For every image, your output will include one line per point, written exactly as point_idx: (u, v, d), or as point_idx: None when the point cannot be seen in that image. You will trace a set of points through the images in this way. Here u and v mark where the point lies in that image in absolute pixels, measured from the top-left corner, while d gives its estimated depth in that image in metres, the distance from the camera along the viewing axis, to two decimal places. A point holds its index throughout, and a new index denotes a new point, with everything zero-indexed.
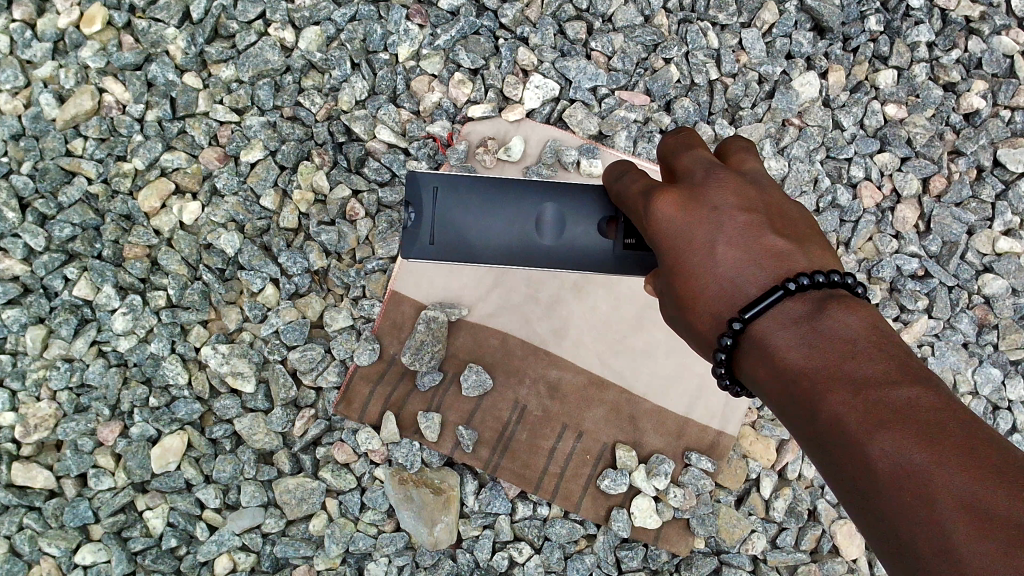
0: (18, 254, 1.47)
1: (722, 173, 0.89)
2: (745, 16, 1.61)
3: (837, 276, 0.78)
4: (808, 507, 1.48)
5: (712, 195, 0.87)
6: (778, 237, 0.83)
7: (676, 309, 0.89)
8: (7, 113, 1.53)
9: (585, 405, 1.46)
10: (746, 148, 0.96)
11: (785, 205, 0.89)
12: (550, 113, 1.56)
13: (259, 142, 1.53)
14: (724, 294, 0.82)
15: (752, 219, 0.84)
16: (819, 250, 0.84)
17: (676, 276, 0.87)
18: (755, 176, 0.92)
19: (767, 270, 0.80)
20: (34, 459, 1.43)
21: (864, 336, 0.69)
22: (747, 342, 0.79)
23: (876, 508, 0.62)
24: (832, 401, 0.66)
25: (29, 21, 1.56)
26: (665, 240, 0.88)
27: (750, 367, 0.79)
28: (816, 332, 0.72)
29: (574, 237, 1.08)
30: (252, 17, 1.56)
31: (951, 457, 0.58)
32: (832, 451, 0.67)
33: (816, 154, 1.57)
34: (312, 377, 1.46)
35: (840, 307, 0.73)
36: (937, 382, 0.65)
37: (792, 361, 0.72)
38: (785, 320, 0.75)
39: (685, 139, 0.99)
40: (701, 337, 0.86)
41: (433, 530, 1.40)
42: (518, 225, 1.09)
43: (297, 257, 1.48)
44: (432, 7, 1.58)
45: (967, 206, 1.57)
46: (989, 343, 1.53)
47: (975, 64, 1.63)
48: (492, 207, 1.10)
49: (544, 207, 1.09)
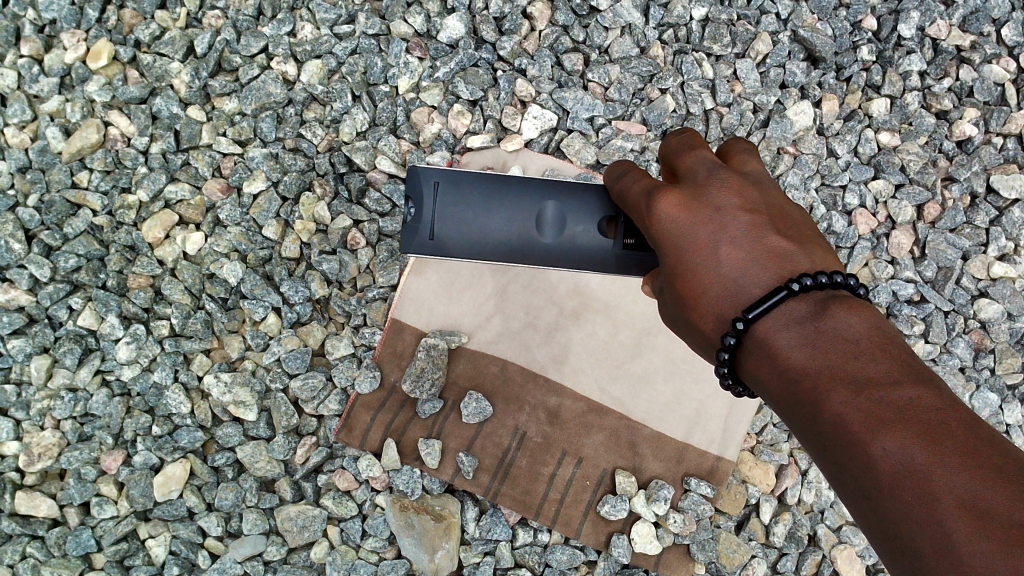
0: (24, 284, 1.50)
1: (725, 175, 0.91)
2: (739, 47, 1.64)
3: (839, 278, 0.80)
4: (808, 533, 1.48)
5: (714, 197, 0.89)
6: (780, 240, 0.85)
7: (677, 309, 0.91)
8: (14, 147, 1.56)
9: (585, 431, 1.47)
10: (748, 150, 0.99)
11: (785, 208, 0.91)
12: (547, 143, 1.58)
13: (262, 172, 1.55)
14: (727, 292, 0.84)
15: (754, 220, 0.87)
16: (819, 253, 0.86)
17: (678, 276, 0.89)
18: (757, 178, 0.94)
19: (771, 271, 0.82)
20: (37, 488, 1.44)
21: (867, 336, 0.71)
22: (749, 342, 0.81)
23: (880, 507, 0.64)
24: (835, 399, 0.68)
25: (37, 57, 1.60)
26: (666, 240, 0.91)
27: (753, 367, 0.81)
28: (820, 331, 0.74)
29: (574, 235, 1.14)
30: (255, 51, 1.59)
31: (952, 457, 0.60)
32: (834, 449, 0.69)
33: (811, 181, 1.58)
34: (313, 406, 1.47)
35: (843, 309, 0.75)
36: (938, 381, 0.67)
37: (795, 359, 0.74)
38: (788, 321, 0.77)
39: (686, 140, 1.00)
40: (702, 336, 0.88)
41: (434, 557, 1.41)
42: (517, 223, 1.15)
43: (298, 286, 1.50)
44: (432, 41, 1.62)
45: (962, 232, 1.59)
46: (985, 367, 1.55)
47: (967, 92, 1.64)
48: (493, 204, 1.16)
49: (545, 204, 1.16)
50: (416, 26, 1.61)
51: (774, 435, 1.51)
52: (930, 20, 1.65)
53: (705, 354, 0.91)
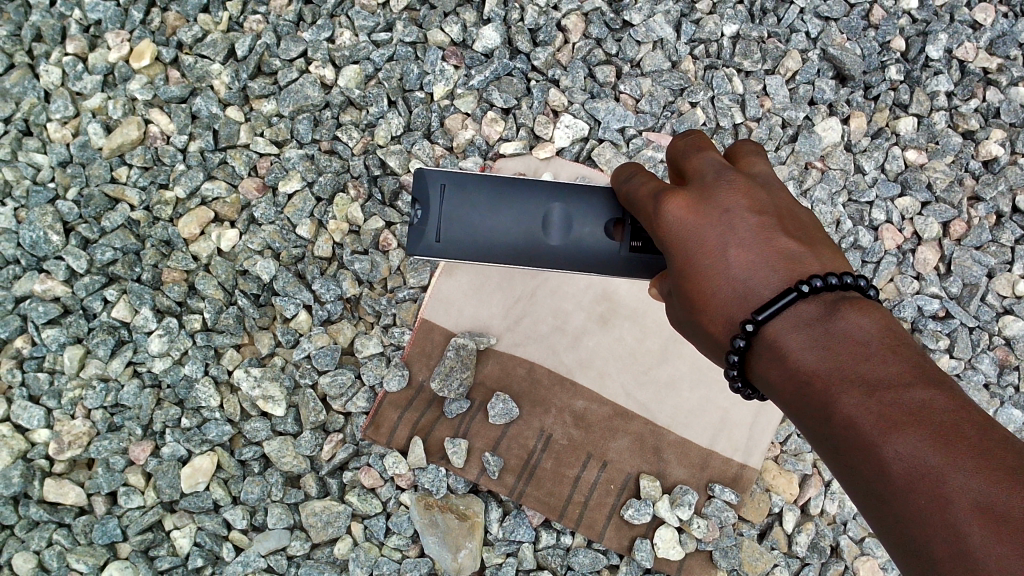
0: (60, 276, 1.51)
1: (733, 176, 0.88)
2: (769, 64, 1.67)
3: (850, 278, 0.77)
4: (831, 544, 1.49)
5: (721, 197, 0.86)
6: (790, 240, 0.82)
7: (685, 312, 0.88)
8: (57, 142, 1.59)
9: (610, 435, 1.48)
10: (754, 151, 0.96)
11: (794, 209, 0.88)
12: (578, 152, 1.60)
13: (297, 173, 1.57)
14: (736, 295, 0.80)
15: (764, 222, 0.83)
16: (829, 253, 0.83)
17: (685, 277, 0.86)
18: (765, 180, 0.91)
19: (780, 272, 0.79)
20: (66, 476, 1.45)
21: (877, 337, 0.69)
22: (759, 345, 0.78)
23: (892, 511, 0.62)
24: (845, 401, 0.66)
25: (81, 56, 1.64)
26: (673, 241, 0.88)
27: (762, 370, 0.78)
28: (829, 333, 0.71)
29: (581, 236, 1.13)
30: (294, 55, 1.63)
31: (966, 459, 0.58)
32: (845, 451, 0.66)
33: (838, 197, 1.60)
34: (341, 403, 1.49)
35: (853, 309, 0.72)
36: (951, 382, 0.64)
37: (804, 362, 0.72)
38: (798, 323, 0.74)
39: (693, 140, 0.97)
40: (711, 338, 0.85)
41: (457, 556, 1.41)
42: (524, 224, 1.14)
43: (330, 284, 1.52)
44: (468, 50, 1.65)
45: (987, 250, 1.60)
46: (1010, 384, 1.55)
47: (994, 113, 1.67)
48: (499, 206, 1.15)
49: (552, 207, 1.14)
50: (453, 35, 1.64)
51: (798, 445, 1.52)
52: (958, 42, 1.68)
53: (714, 358, 0.88)
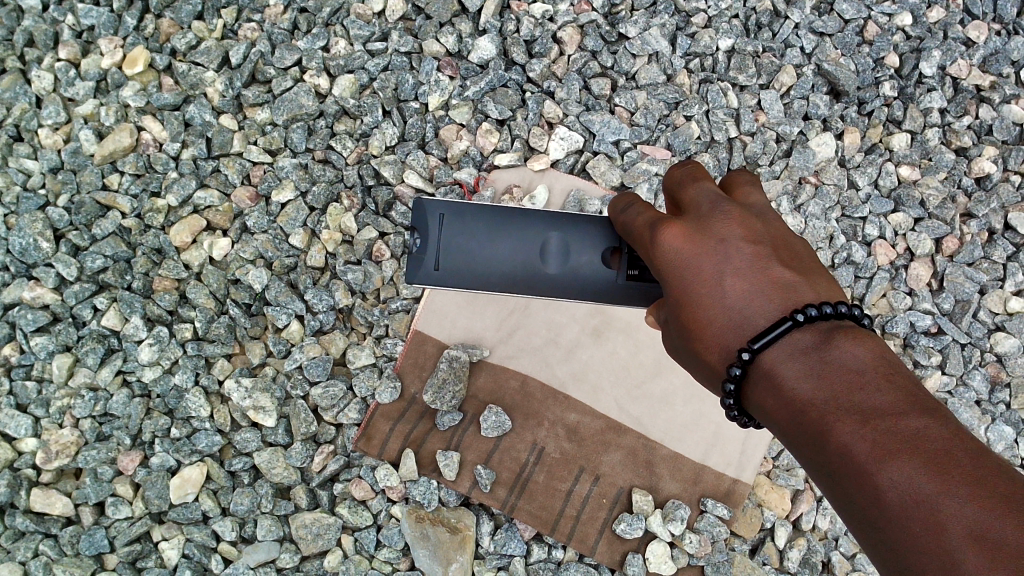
0: (50, 283, 1.50)
1: (728, 207, 0.87)
2: (763, 78, 1.68)
3: (844, 307, 0.76)
4: (822, 559, 1.49)
5: (717, 227, 0.85)
6: (785, 269, 0.82)
7: (682, 341, 0.88)
8: (48, 147, 1.58)
9: (603, 448, 1.47)
10: (749, 181, 0.95)
11: (789, 239, 0.88)
12: (573, 164, 1.61)
13: (291, 182, 1.57)
14: (732, 325, 0.80)
15: (759, 252, 0.83)
16: (825, 283, 0.82)
17: (682, 306, 0.85)
18: (761, 211, 0.91)
19: (776, 301, 0.78)
20: (53, 486, 1.43)
21: (871, 366, 0.68)
22: (755, 373, 0.77)
23: (887, 539, 0.62)
24: (840, 431, 0.66)
25: (74, 62, 1.63)
26: (669, 271, 0.87)
27: (759, 398, 0.78)
28: (824, 363, 0.71)
29: (578, 265, 1.12)
30: (289, 64, 1.62)
31: (959, 486, 0.58)
32: (840, 481, 0.66)
33: (831, 212, 1.61)
34: (333, 414, 1.47)
35: (847, 339, 0.72)
36: (946, 411, 0.64)
37: (801, 391, 0.71)
38: (793, 352, 0.74)
39: (689, 171, 0.96)
40: (707, 367, 0.85)
41: (448, 569, 1.39)
42: (523, 254, 1.12)
43: (322, 294, 1.51)
44: (463, 61, 1.64)
45: (979, 266, 1.61)
46: (1001, 401, 1.56)
47: (987, 131, 1.68)
48: (498, 236, 1.13)
49: (549, 236, 1.13)
50: (448, 46, 1.64)
51: (790, 460, 1.52)
52: (952, 59, 1.69)
53: (711, 387, 0.87)
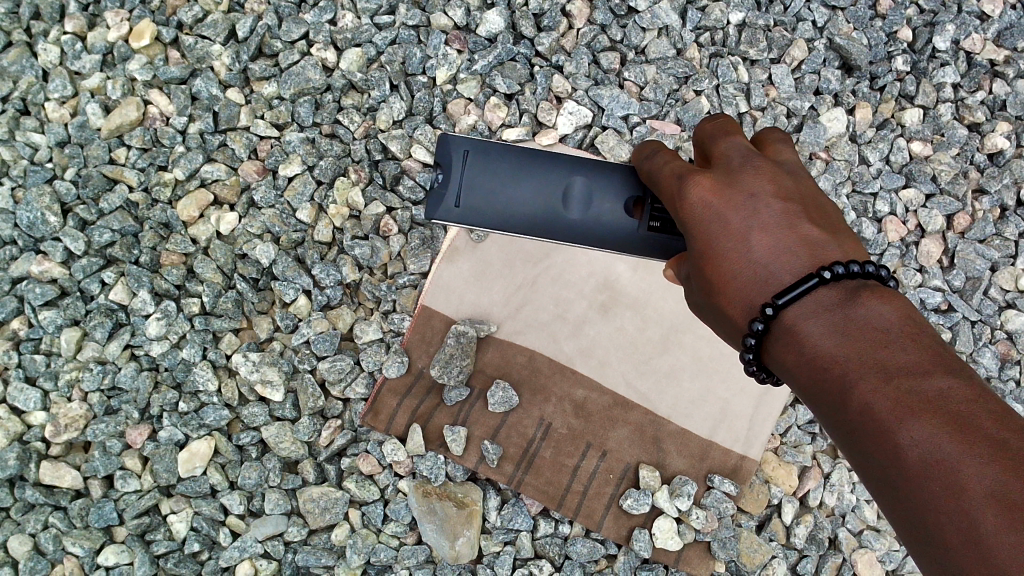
0: (58, 257, 1.50)
1: (760, 164, 0.87)
2: (775, 53, 1.66)
3: (871, 267, 0.77)
4: (829, 536, 1.49)
5: (748, 183, 0.85)
6: (813, 227, 0.82)
7: (702, 296, 0.88)
8: (54, 121, 1.58)
9: (610, 424, 1.47)
10: (782, 139, 0.95)
11: (817, 197, 0.88)
12: (581, 139, 1.59)
13: (298, 156, 1.56)
14: (757, 280, 0.80)
15: (788, 209, 0.83)
16: (852, 243, 0.83)
17: (705, 259, 0.86)
18: (791, 167, 0.90)
19: (803, 257, 0.79)
20: (62, 459, 1.44)
21: (897, 327, 0.69)
22: (779, 328, 0.77)
23: (907, 497, 0.63)
24: (862, 388, 0.67)
25: (80, 35, 1.63)
26: (695, 224, 0.87)
27: (779, 353, 0.78)
28: (849, 319, 0.72)
29: (599, 212, 1.12)
30: (296, 37, 1.62)
31: (982, 448, 0.59)
32: (861, 435, 0.67)
33: (842, 187, 1.59)
34: (341, 388, 1.47)
35: (873, 297, 0.72)
36: (970, 373, 0.65)
37: (822, 347, 0.72)
38: (817, 308, 0.74)
39: (720, 124, 0.96)
40: (726, 320, 0.85)
41: (454, 544, 1.40)
42: (543, 195, 1.14)
43: (330, 269, 1.51)
44: (471, 34, 1.64)
45: (991, 243, 1.60)
46: (1011, 378, 1.55)
47: (1000, 106, 1.67)
48: (520, 177, 1.15)
49: (572, 180, 1.14)
50: (456, 19, 1.62)
51: (798, 437, 1.51)
52: (966, 33, 1.68)
53: (731, 341, 0.88)
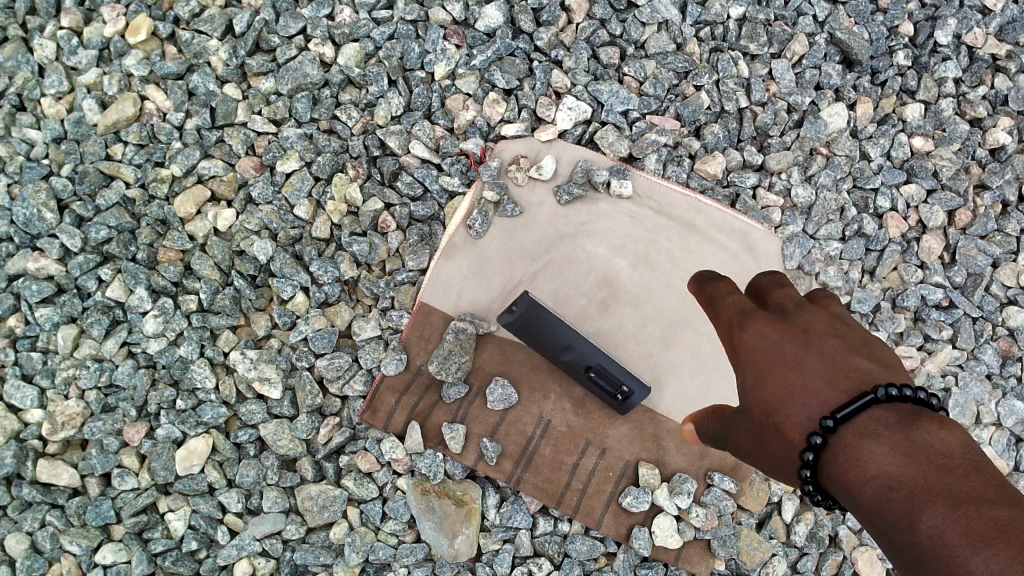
0: (54, 254, 1.49)
1: (811, 306, 1.04)
2: (775, 47, 1.65)
3: (920, 393, 0.87)
4: (830, 533, 1.48)
5: (808, 324, 1.00)
6: (865, 360, 0.93)
7: (766, 418, 0.96)
8: (50, 117, 1.57)
9: (609, 422, 1.46)
10: (830, 296, 1.09)
11: (868, 336, 1.00)
12: (581, 134, 1.58)
13: (295, 152, 1.55)
14: (813, 405, 0.90)
15: (842, 343, 0.96)
16: (895, 369, 0.94)
17: (764, 388, 0.96)
18: (843, 317, 1.04)
19: (851, 379, 0.89)
20: (59, 457, 1.43)
21: (956, 453, 0.79)
22: (835, 447, 0.86)
23: None
24: (929, 511, 0.75)
25: (76, 29, 1.61)
26: (761, 355, 0.99)
27: (836, 473, 0.86)
28: (907, 437, 0.81)
29: (576, 361, 1.41)
30: (293, 32, 1.60)
31: None
32: (926, 559, 0.74)
33: (843, 183, 1.59)
34: (339, 386, 1.46)
35: (930, 424, 0.82)
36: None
37: (882, 468, 0.81)
38: (875, 429, 0.84)
39: (775, 281, 1.15)
40: (788, 447, 0.92)
41: (454, 542, 1.39)
42: (555, 344, 1.40)
43: (328, 266, 1.50)
44: (469, 29, 1.62)
45: (992, 240, 1.59)
46: (1012, 374, 1.55)
47: (1002, 101, 1.66)
48: (557, 326, 1.39)
49: (574, 344, 1.40)
50: (454, 13, 1.61)
51: None
52: (967, 27, 1.67)
53: (788, 474, 0.94)
